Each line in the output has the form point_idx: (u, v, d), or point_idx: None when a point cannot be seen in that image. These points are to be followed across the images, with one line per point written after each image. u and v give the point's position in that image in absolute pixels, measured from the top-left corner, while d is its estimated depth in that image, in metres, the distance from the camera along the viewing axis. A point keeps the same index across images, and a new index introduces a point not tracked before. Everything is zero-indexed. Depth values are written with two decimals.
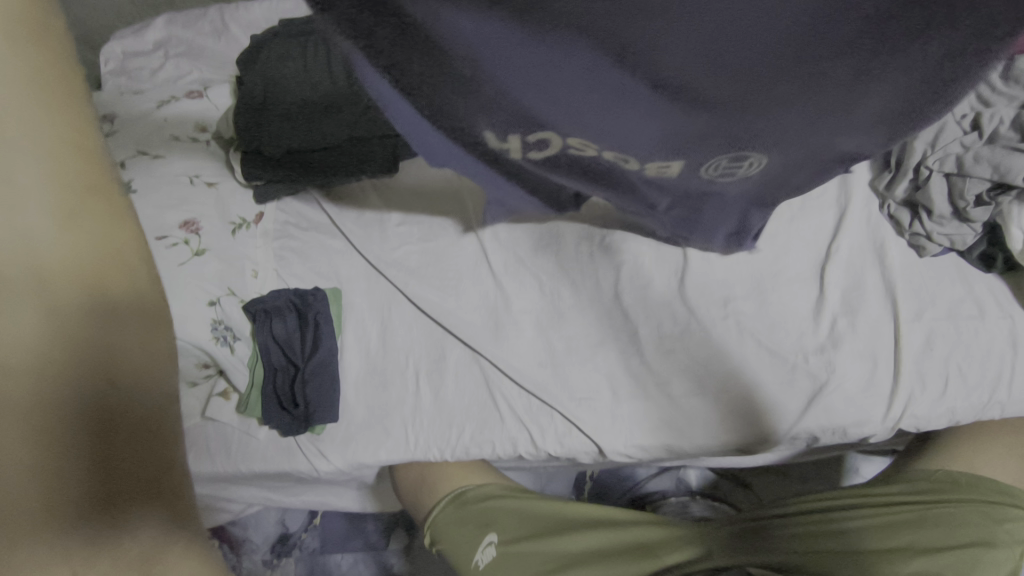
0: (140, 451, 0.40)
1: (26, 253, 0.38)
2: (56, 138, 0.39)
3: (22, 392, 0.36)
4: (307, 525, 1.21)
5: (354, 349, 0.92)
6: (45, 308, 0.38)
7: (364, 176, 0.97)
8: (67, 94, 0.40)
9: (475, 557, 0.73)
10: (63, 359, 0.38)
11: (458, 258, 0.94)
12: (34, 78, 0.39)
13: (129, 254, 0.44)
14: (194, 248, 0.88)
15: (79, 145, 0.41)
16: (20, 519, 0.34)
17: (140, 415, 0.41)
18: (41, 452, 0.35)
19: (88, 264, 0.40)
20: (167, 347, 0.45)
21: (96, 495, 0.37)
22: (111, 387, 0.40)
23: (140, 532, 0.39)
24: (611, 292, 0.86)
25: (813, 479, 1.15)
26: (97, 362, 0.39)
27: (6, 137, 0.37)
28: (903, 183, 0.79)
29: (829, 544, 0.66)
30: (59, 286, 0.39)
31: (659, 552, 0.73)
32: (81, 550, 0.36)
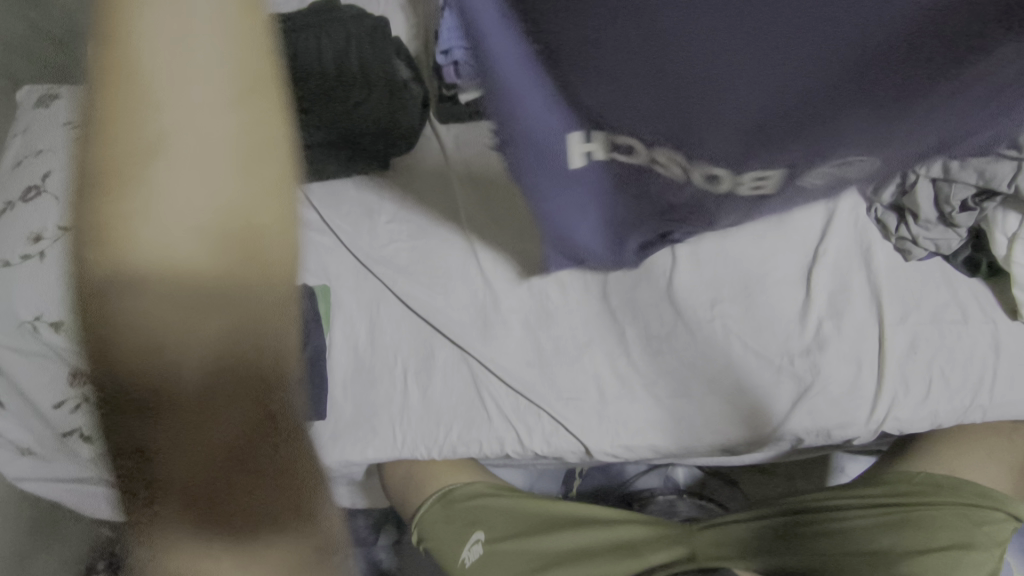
0: (253, 449, 0.32)
1: (164, 229, 0.28)
2: (238, 76, 0.29)
3: (137, 382, 0.29)
4: None
5: (342, 346, 0.91)
6: (164, 291, 0.29)
7: (354, 170, 1.01)
8: (253, 18, 0.29)
9: (462, 554, 0.73)
10: (175, 347, 0.29)
11: (448, 257, 0.94)
12: (233, 12, 0.28)
13: (286, 221, 0.31)
14: None
15: (257, 80, 0.29)
16: (158, 500, 0.31)
17: (260, 413, 0.32)
18: (160, 438, 0.30)
19: (222, 234, 0.29)
20: (295, 337, 0.33)
21: (195, 491, 0.31)
22: (221, 380, 0.31)
23: (250, 526, 0.33)
24: (600, 291, 0.87)
25: (799, 478, 1.16)
26: (210, 353, 0.30)
27: (198, 83, 0.28)
28: (889, 187, 0.78)
29: (816, 549, 0.68)
30: (188, 274, 0.29)
31: (644, 551, 0.73)
32: (193, 537, 0.32)
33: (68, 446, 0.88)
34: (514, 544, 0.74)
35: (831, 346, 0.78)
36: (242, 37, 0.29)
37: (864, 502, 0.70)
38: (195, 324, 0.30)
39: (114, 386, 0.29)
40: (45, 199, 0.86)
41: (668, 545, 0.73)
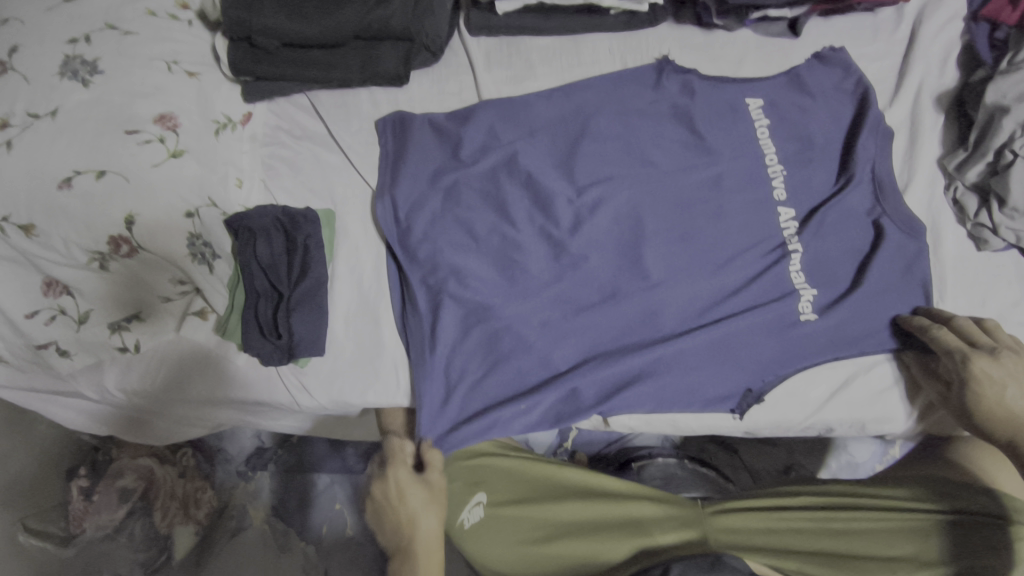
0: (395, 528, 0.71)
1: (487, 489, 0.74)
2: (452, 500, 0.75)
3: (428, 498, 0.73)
4: (284, 442, 1.19)
5: (347, 280, 0.83)
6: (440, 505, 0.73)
7: (370, 84, 0.89)
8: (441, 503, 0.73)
9: (461, 516, 0.74)
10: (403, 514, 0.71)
11: (465, 180, 0.82)
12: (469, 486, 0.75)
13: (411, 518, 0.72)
14: (170, 148, 0.76)
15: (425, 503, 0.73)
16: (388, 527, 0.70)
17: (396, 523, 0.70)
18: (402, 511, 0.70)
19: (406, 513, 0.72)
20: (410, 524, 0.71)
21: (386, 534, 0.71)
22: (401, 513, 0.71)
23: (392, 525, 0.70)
24: (632, 253, 0.79)
25: (800, 452, 1.13)
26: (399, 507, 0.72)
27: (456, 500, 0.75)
28: (978, 166, 0.77)
29: (835, 549, 0.64)
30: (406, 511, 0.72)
31: (654, 530, 0.67)
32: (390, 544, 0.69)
33: (44, 359, 0.82)
34: (518, 512, 0.71)
35: (867, 340, 0.76)
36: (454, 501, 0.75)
37: (898, 504, 0.67)
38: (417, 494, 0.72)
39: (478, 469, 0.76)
40: (12, 80, 0.74)
41: (675, 527, 0.68)
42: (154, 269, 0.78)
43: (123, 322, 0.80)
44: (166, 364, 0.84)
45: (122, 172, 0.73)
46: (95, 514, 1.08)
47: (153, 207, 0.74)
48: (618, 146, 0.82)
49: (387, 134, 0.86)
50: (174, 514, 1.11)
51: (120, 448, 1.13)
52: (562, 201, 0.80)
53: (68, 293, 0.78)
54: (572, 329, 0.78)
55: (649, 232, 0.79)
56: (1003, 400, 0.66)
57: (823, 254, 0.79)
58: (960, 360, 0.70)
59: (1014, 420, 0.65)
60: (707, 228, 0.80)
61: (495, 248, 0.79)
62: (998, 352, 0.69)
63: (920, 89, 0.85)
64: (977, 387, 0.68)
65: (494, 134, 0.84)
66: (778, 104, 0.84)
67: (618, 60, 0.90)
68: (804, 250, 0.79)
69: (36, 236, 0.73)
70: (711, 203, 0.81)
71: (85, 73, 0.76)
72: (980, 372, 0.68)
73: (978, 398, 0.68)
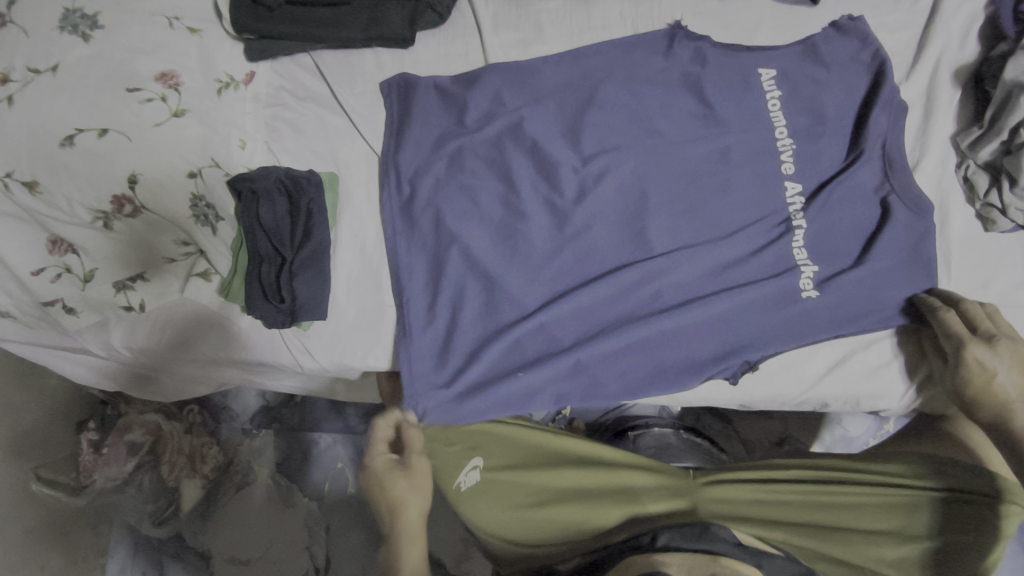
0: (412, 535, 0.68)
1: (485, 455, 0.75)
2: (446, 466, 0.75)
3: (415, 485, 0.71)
4: (290, 402, 1.21)
5: (349, 244, 0.83)
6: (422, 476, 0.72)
7: (373, 45, 0.88)
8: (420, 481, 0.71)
9: (458, 479, 0.74)
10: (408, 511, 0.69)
11: (469, 146, 0.81)
12: (466, 452, 0.76)
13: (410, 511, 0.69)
14: (171, 107, 0.75)
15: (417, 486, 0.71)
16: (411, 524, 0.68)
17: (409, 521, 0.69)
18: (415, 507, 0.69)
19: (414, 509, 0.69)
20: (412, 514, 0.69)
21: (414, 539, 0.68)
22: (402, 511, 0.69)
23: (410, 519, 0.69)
24: (636, 227, 0.79)
25: (795, 425, 1.15)
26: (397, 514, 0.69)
27: (450, 468, 0.75)
28: (991, 145, 0.76)
29: (823, 520, 0.66)
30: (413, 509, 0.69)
31: (644, 499, 0.69)
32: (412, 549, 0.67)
33: (50, 316, 0.84)
34: (515, 477, 0.73)
35: (867, 318, 0.76)
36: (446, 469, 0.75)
37: (887, 478, 0.68)
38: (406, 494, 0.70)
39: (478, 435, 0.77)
40: (12, 33, 0.73)
41: (666, 496, 0.69)
42: (158, 229, 0.78)
43: (128, 281, 0.81)
44: (171, 326, 0.85)
45: (124, 131, 0.72)
46: (105, 466, 1.11)
47: (155, 167, 0.74)
48: (626, 115, 0.80)
49: (390, 97, 0.85)
50: (181, 468, 1.15)
51: (128, 404, 1.15)
52: (567, 170, 0.79)
53: (74, 251, 0.79)
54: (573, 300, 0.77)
55: (654, 206, 0.79)
56: (992, 385, 0.68)
57: (828, 231, 0.78)
58: (955, 346, 0.71)
59: (999, 405, 0.67)
60: (711, 202, 0.79)
61: (498, 218, 0.79)
62: (994, 339, 0.70)
63: (938, 63, 0.83)
64: (969, 372, 0.69)
65: (500, 99, 0.82)
66: (792, 75, 0.82)
67: (629, 26, 0.88)
68: (808, 226, 0.78)
69: (39, 193, 0.74)
70: (717, 178, 0.80)
71: (85, 27, 0.74)
72: (971, 360, 0.69)
73: (968, 382, 0.69)
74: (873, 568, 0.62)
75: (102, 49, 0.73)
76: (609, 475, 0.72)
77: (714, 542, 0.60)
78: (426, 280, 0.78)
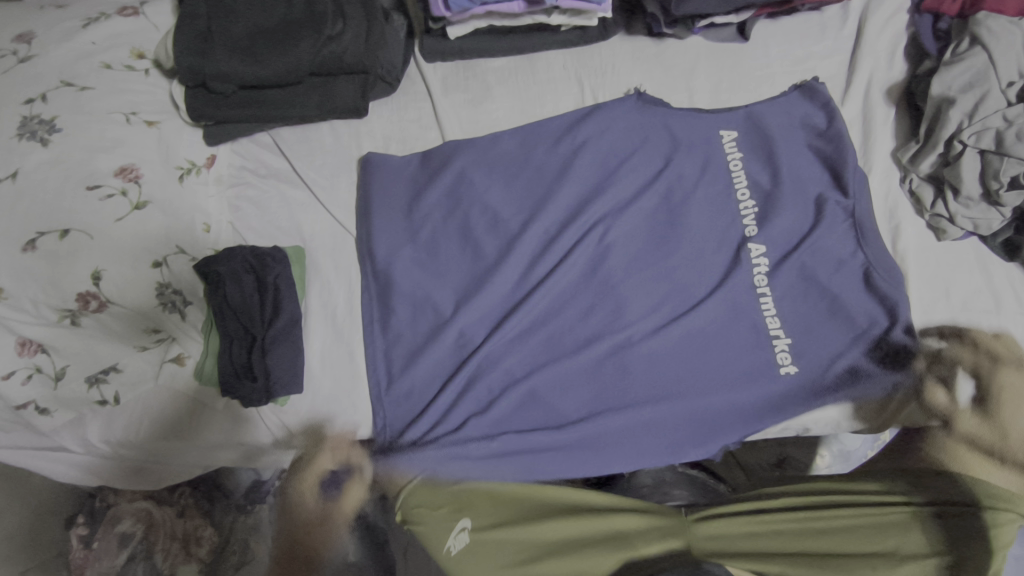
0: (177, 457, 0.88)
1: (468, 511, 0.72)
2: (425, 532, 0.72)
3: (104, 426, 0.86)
4: (281, 473, 1.20)
5: (320, 315, 0.84)
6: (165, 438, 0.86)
7: (328, 117, 0.89)
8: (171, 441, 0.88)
9: (445, 544, 0.67)
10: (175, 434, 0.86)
11: (444, 233, 0.84)
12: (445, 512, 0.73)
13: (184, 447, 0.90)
14: (132, 200, 0.77)
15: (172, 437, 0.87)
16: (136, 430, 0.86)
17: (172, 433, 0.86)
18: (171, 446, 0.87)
19: None
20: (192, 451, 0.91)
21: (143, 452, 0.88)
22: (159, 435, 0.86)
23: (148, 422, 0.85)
24: (613, 293, 0.80)
25: (790, 444, 1.13)
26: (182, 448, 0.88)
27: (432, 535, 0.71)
28: (931, 157, 0.79)
29: (816, 548, 0.64)
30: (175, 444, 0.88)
31: (638, 542, 0.68)
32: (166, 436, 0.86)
33: (24, 419, 0.83)
34: (500, 535, 0.69)
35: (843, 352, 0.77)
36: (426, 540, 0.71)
37: (871, 496, 0.67)
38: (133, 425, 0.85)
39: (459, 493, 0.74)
40: None
41: (660, 537, 0.68)
42: (126, 320, 0.78)
43: (100, 374, 0.80)
44: (147, 416, 0.84)
45: (85, 229, 0.74)
46: (97, 560, 1.07)
47: (122, 260, 0.75)
48: (587, 189, 0.84)
49: (364, 186, 0.87)
50: (176, 554, 1.10)
51: (117, 494, 1.11)
52: (533, 250, 0.82)
53: (43, 351, 0.78)
54: (492, 423, 0.79)
55: (709, 347, 0.78)
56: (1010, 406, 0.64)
57: (804, 273, 0.79)
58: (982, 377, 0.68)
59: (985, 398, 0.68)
60: (679, 256, 0.81)
61: (440, 430, 0.79)
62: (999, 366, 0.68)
63: (870, 84, 0.88)
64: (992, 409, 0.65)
65: (476, 181, 0.85)
66: (723, 132, 0.85)
67: (573, 76, 0.92)
68: (784, 287, 0.79)
69: (6, 299, 0.74)
70: (694, 249, 0.81)
71: (44, 132, 0.76)
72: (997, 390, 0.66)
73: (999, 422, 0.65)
74: None
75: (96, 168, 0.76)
76: (601, 526, 0.69)
77: None
78: (407, 377, 0.80)
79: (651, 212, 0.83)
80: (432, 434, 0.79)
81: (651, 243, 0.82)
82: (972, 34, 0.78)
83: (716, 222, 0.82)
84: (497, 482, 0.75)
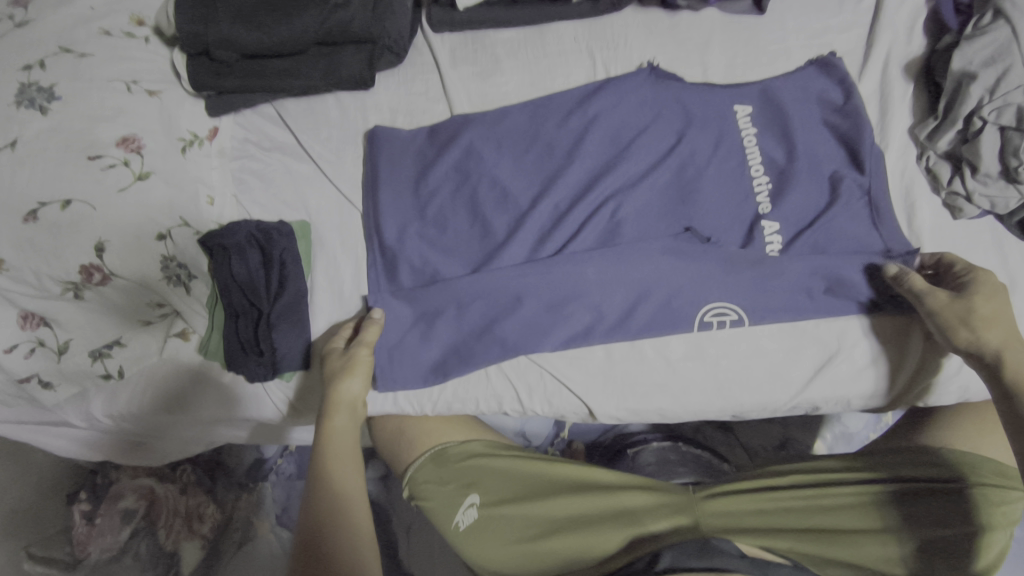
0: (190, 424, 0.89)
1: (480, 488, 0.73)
2: (438, 507, 0.73)
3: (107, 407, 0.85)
4: (283, 451, 1.20)
5: (325, 290, 0.82)
6: (171, 411, 0.85)
7: (334, 89, 0.87)
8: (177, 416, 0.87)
9: (455, 519, 0.72)
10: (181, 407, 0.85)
11: (451, 205, 0.82)
12: (455, 487, 0.74)
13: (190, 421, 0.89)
14: (135, 171, 0.75)
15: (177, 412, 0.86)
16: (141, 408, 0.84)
17: (178, 406, 0.85)
18: (179, 419, 0.87)
19: None
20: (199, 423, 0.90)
21: (149, 426, 0.88)
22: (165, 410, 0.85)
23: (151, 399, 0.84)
24: (622, 262, 0.77)
25: (794, 425, 1.13)
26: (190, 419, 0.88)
27: (444, 512, 0.72)
28: (949, 134, 0.78)
29: (823, 523, 0.66)
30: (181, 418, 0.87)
31: (646, 519, 0.67)
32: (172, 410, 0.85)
33: (28, 393, 0.82)
34: (511, 511, 0.71)
35: (851, 331, 0.78)
36: (440, 515, 0.72)
37: (876, 472, 0.68)
38: (137, 400, 0.84)
39: (470, 471, 0.75)
40: None
41: (669, 513, 0.68)
42: (130, 293, 0.77)
43: (104, 349, 0.79)
44: (152, 391, 0.84)
45: (87, 199, 0.72)
46: (99, 536, 1.04)
47: (123, 231, 0.73)
48: (598, 162, 0.83)
49: (369, 161, 0.85)
50: (179, 530, 1.08)
51: (119, 470, 1.10)
52: (539, 220, 0.80)
53: (46, 324, 0.77)
54: (502, 387, 0.80)
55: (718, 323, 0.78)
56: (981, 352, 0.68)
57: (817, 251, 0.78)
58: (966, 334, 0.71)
59: None
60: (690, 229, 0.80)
61: (449, 396, 0.79)
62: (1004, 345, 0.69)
63: (888, 60, 0.86)
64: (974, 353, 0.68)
65: (486, 153, 0.83)
66: (737, 107, 0.84)
67: (584, 49, 0.90)
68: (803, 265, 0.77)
69: (7, 270, 0.73)
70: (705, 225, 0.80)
71: (43, 99, 0.74)
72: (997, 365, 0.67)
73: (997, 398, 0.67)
74: (878, 567, 0.62)
75: (96, 135, 0.74)
76: (609, 501, 0.71)
77: (719, 557, 0.57)
78: (414, 352, 0.78)
79: (662, 184, 0.81)
80: (443, 400, 0.79)
81: (661, 217, 0.80)
82: (995, 8, 0.76)
83: (728, 197, 0.81)
84: (507, 460, 0.76)
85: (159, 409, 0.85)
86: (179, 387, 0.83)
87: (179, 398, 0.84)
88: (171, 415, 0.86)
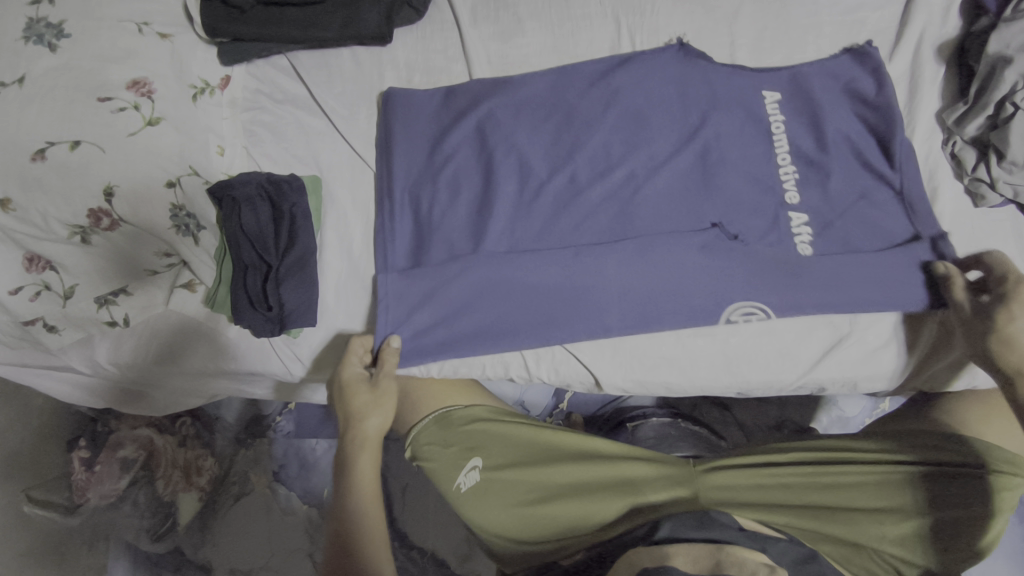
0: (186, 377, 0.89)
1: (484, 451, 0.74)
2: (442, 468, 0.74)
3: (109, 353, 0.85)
4: (283, 408, 1.14)
5: (334, 247, 0.81)
6: (171, 362, 0.86)
7: (351, 42, 0.85)
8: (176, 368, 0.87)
9: (457, 480, 0.72)
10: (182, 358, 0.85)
11: (466, 170, 0.81)
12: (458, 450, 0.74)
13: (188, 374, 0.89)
14: (145, 115, 0.73)
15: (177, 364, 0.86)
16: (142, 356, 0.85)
17: (178, 358, 0.85)
18: (177, 371, 0.87)
19: None
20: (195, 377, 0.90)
21: (149, 376, 0.88)
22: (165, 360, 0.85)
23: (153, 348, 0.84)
24: (635, 235, 0.77)
25: (791, 406, 1.14)
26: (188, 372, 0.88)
27: (447, 475, 0.73)
28: (979, 119, 0.77)
29: (823, 501, 0.67)
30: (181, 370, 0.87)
31: (644, 490, 0.68)
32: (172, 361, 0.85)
33: (32, 336, 0.82)
34: (513, 475, 0.71)
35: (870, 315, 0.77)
36: (442, 477, 0.73)
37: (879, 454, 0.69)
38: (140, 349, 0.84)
39: (475, 434, 0.75)
40: None
41: (667, 486, 0.68)
42: (139, 241, 0.76)
43: (110, 296, 0.79)
44: (157, 341, 0.84)
45: (97, 141, 0.71)
46: (98, 483, 1.06)
47: (133, 177, 0.72)
48: (619, 132, 0.81)
49: (382, 122, 0.84)
50: (177, 481, 1.10)
51: (118, 420, 1.10)
52: (553, 190, 0.79)
53: (52, 267, 0.77)
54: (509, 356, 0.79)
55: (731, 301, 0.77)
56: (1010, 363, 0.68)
57: (832, 233, 0.78)
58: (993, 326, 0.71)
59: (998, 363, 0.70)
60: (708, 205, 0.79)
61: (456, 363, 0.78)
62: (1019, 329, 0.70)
63: (920, 40, 0.85)
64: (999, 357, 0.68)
65: (504, 118, 0.82)
66: (766, 93, 0.82)
67: (609, 14, 0.88)
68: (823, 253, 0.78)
69: (13, 210, 0.72)
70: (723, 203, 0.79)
71: (51, 36, 0.72)
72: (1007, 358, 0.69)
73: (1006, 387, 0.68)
74: (874, 546, 0.64)
75: (104, 77, 0.72)
76: (613, 470, 0.71)
77: (718, 530, 0.57)
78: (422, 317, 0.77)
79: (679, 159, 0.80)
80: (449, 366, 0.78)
81: (678, 191, 0.79)
82: None
83: (746, 176, 0.80)
84: (513, 424, 0.76)
85: (160, 359, 0.85)
86: (182, 338, 0.84)
87: (180, 349, 0.85)
88: (170, 366, 0.86)
